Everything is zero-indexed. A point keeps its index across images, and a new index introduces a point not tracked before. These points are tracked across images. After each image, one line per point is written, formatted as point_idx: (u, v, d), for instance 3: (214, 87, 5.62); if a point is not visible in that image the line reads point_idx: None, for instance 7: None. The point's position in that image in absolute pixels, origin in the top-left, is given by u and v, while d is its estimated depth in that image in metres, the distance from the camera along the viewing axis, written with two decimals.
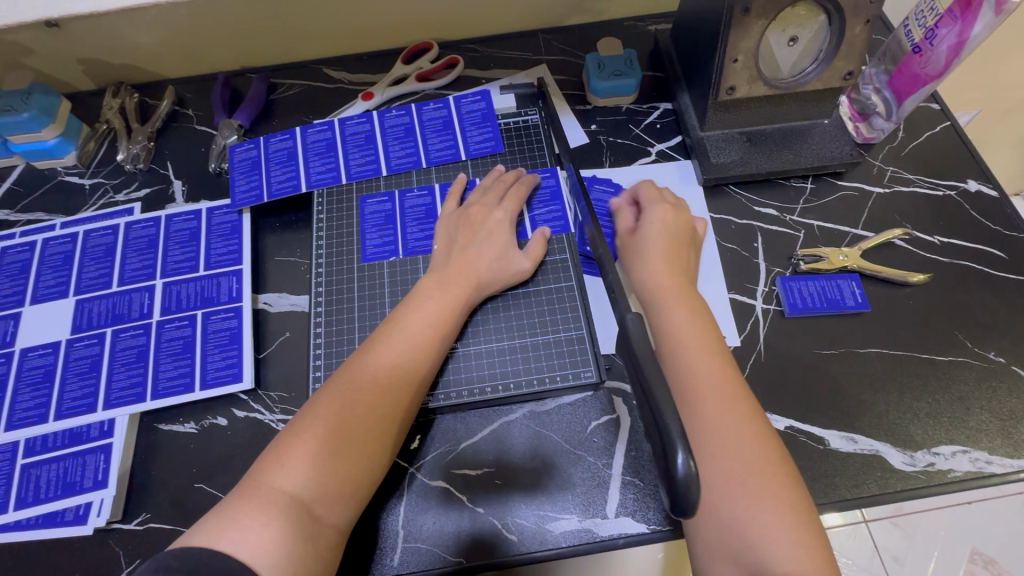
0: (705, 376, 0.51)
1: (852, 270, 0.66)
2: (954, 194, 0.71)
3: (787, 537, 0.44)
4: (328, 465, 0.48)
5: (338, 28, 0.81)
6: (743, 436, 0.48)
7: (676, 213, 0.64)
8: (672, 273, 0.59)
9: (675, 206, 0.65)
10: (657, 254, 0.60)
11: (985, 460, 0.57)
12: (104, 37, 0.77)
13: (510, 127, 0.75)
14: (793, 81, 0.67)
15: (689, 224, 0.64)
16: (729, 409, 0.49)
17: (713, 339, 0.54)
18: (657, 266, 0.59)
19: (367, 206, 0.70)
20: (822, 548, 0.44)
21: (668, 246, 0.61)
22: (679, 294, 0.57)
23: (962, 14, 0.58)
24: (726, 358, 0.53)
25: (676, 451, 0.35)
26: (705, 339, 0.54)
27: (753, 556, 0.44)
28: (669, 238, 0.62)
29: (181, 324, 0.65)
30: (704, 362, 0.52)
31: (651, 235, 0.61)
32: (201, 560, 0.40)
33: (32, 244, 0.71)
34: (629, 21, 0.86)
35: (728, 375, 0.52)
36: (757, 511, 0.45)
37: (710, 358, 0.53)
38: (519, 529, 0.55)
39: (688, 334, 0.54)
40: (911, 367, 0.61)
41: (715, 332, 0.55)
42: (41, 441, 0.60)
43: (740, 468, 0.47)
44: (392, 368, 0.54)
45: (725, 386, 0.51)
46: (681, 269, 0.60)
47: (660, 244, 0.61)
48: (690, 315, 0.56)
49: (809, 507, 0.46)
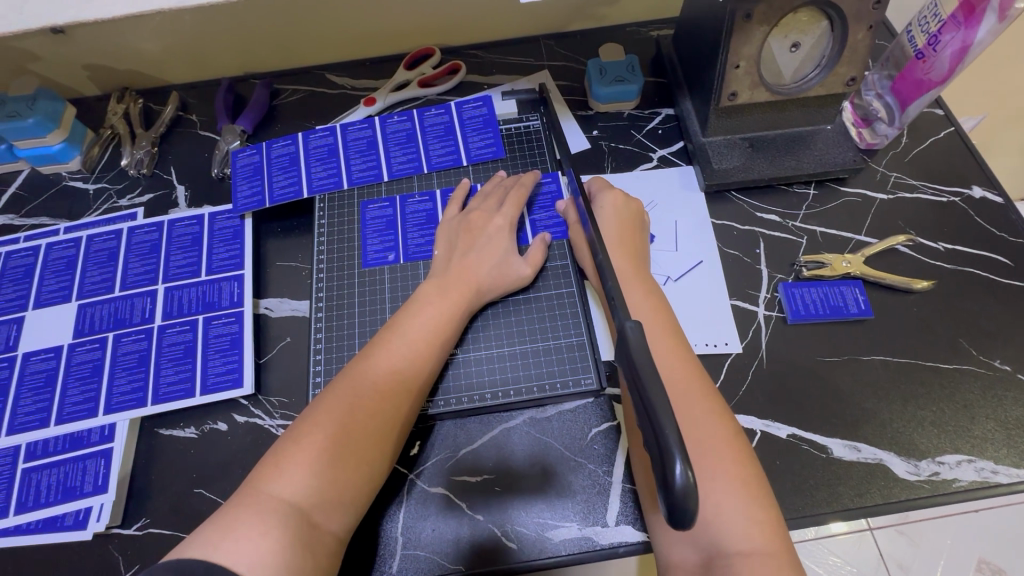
0: (662, 359, 0.52)
1: (855, 277, 0.65)
2: (959, 201, 0.71)
3: (742, 515, 0.45)
4: (327, 473, 0.47)
5: (341, 34, 0.82)
6: (699, 416, 0.49)
7: (626, 199, 0.65)
8: (625, 255, 0.60)
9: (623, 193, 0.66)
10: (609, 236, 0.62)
11: (991, 470, 0.56)
12: (109, 43, 0.77)
13: (512, 132, 0.75)
14: (795, 87, 0.66)
15: (639, 210, 0.65)
16: (686, 389, 0.50)
17: (666, 320, 0.55)
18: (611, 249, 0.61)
19: (368, 211, 0.71)
20: (774, 525, 0.45)
21: (621, 229, 0.62)
22: (630, 275, 0.59)
23: (965, 20, 0.57)
24: (681, 341, 0.54)
25: (675, 461, 0.35)
26: (658, 320, 0.55)
27: (710, 537, 0.45)
28: (621, 221, 0.63)
29: (182, 328, 0.65)
30: (659, 343, 0.53)
31: (605, 218, 0.62)
32: (196, 568, 0.40)
33: (36, 248, 0.71)
34: (632, 26, 0.86)
35: (684, 357, 0.53)
36: (714, 490, 0.46)
37: (666, 340, 0.54)
38: (519, 537, 0.55)
39: (642, 315, 0.55)
40: (915, 375, 0.61)
41: (668, 313, 0.56)
42: (42, 445, 0.60)
43: (696, 448, 0.47)
44: (392, 374, 0.53)
45: (680, 368, 0.52)
46: (633, 250, 0.61)
47: (612, 228, 0.62)
48: (644, 296, 0.57)
49: (763, 484, 0.47)
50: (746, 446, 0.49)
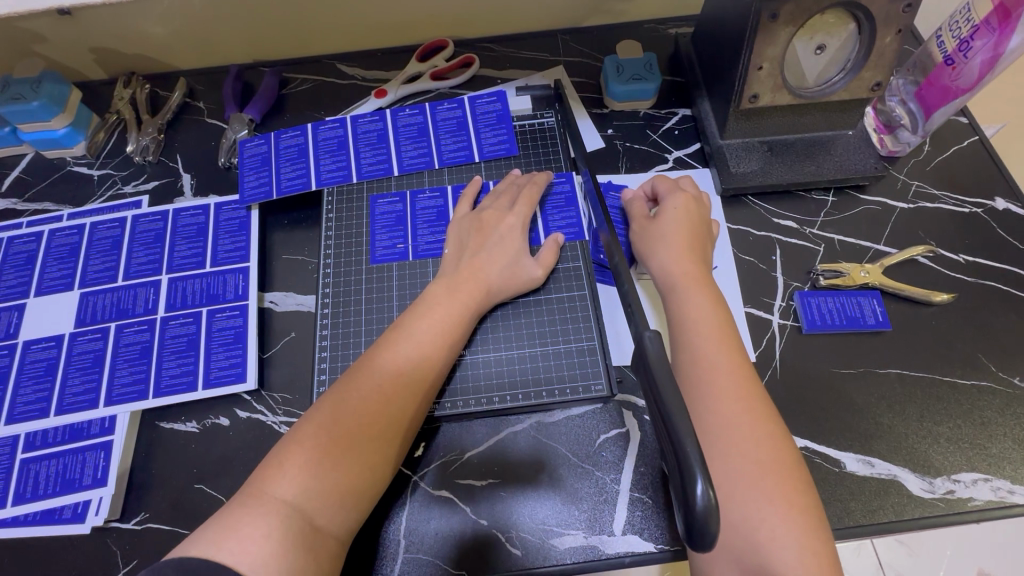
0: (722, 373, 0.51)
1: (873, 288, 0.64)
2: (981, 212, 0.69)
3: (795, 540, 0.43)
4: (330, 476, 0.47)
5: (353, 24, 0.80)
6: (757, 445, 0.47)
7: (697, 202, 0.63)
8: (693, 261, 0.58)
9: (697, 197, 0.64)
10: (678, 240, 0.59)
11: (1007, 490, 0.55)
12: (116, 26, 0.76)
13: (525, 129, 0.74)
14: (819, 90, 0.64)
15: (707, 216, 0.63)
16: (746, 409, 0.49)
17: (727, 333, 0.53)
18: (679, 254, 0.59)
19: (378, 206, 0.69)
20: (828, 552, 0.44)
21: (690, 232, 0.60)
22: (699, 281, 0.57)
23: (1000, 26, 0.56)
24: (739, 357, 0.52)
25: (697, 480, 0.34)
26: (717, 330, 0.53)
27: (760, 559, 0.43)
28: (692, 227, 0.61)
29: (186, 321, 0.64)
30: (719, 356, 0.52)
31: (676, 220, 0.61)
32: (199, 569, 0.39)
33: (38, 234, 0.70)
34: (651, 23, 0.84)
35: (745, 374, 0.51)
36: (766, 511, 0.45)
37: (730, 354, 0.52)
38: (523, 544, 0.54)
39: (706, 325, 0.54)
40: (931, 390, 0.59)
41: (734, 327, 0.54)
42: (41, 436, 0.59)
43: (749, 465, 0.46)
44: (397, 375, 0.52)
45: (741, 388, 0.50)
46: (703, 258, 0.59)
47: (683, 234, 0.60)
48: (712, 305, 0.55)
49: (818, 511, 0.46)
50: (793, 471, 0.47)
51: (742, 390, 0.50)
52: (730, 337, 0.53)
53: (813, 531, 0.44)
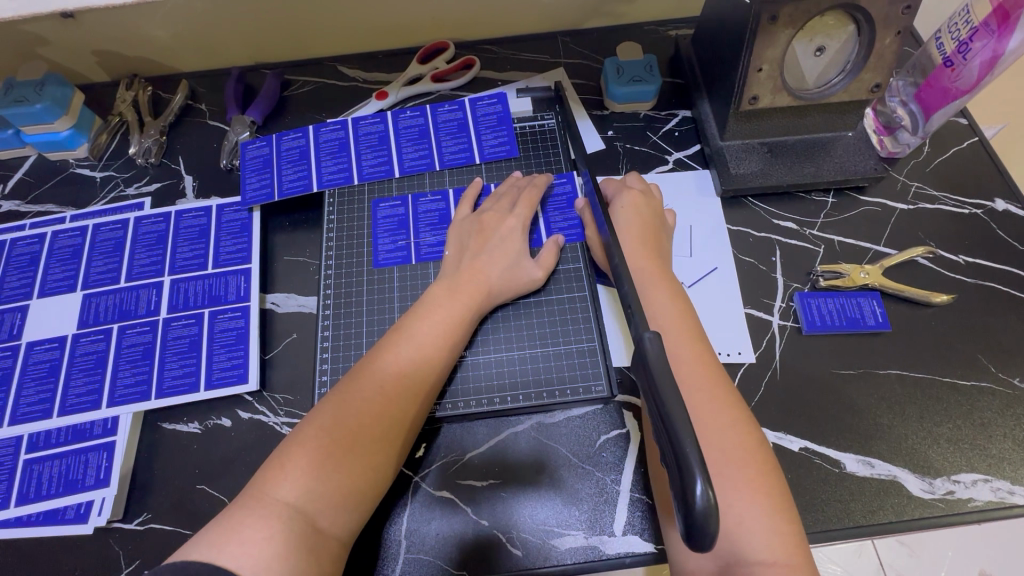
0: (683, 361, 0.51)
1: (873, 289, 0.64)
2: (981, 213, 0.69)
3: (763, 526, 0.44)
4: (332, 478, 0.47)
5: (355, 26, 0.81)
6: (724, 434, 0.48)
7: (647, 198, 0.64)
8: (648, 254, 0.59)
9: (646, 192, 0.65)
10: (631, 236, 0.61)
11: (1007, 490, 0.55)
12: (120, 29, 0.76)
13: (526, 131, 0.74)
14: (819, 92, 0.65)
15: (659, 211, 0.64)
16: (710, 398, 0.49)
17: (691, 326, 0.54)
18: (635, 248, 0.60)
19: (380, 210, 0.69)
20: (796, 537, 0.44)
21: (642, 228, 0.61)
22: (655, 274, 0.58)
23: (999, 28, 0.56)
24: (704, 349, 0.53)
25: (696, 481, 0.34)
26: (680, 322, 0.54)
27: (729, 546, 0.44)
28: (643, 222, 0.62)
29: (188, 322, 0.64)
30: (679, 346, 0.52)
31: (625, 218, 0.62)
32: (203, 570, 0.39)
33: (42, 236, 0.71)
34: (651, 25, 0.84)
35: (706, 363, 0.52)
36: (732, 496, 0.45)
37: (689, 343, 0.53)
38: (524, 544, 0.54)
39: (666, 316, 0.54)
40: (932, 391, 0.60)
41: (692, 317, 0.55)
42: (45, 437, 0.59)
43: (716, 452, 0.47)
44: (399, 377, 0.53)
45: (703, 376, 0.51)
46: (658, 252, 0.60)
47: (635, 230, 0.61)
48: (670, 298, 0.56)
49: (785, 495, 0.46)
50: (765, 458, 0.48)
51: (704, 378, 0.50)
52: (693, 330, 0.54)
53: (779, 515, 0.45)
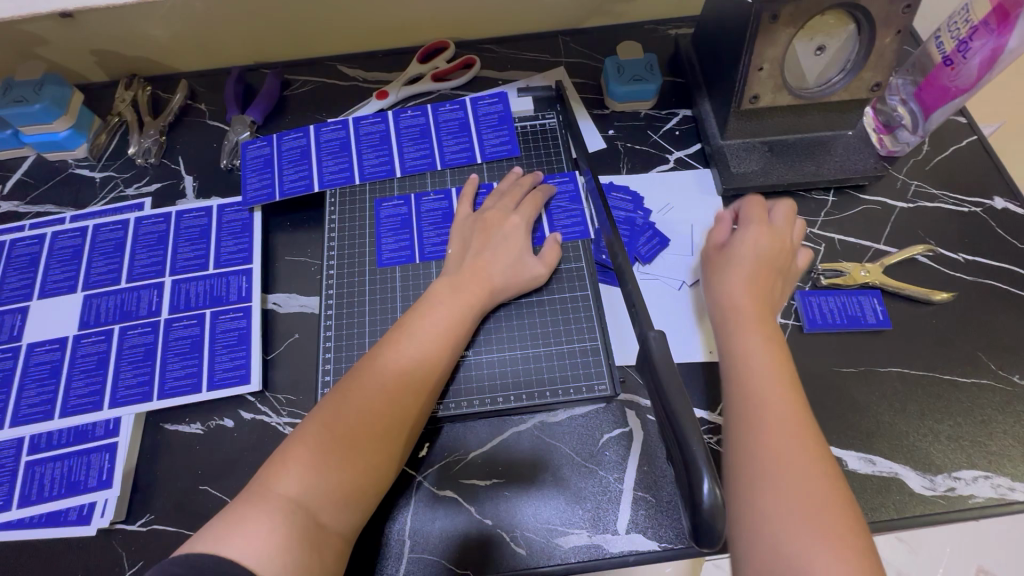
0: (773, 406, 0.47)
1: (873, 287, 0.64)
2: (980, 211, 0.70)
3: None
4: (336, 474, 0.47)
5: (354, 25, 0.80)
6: (803, 490, 0.42)
7: (778, 236, 0.58)
8: (753, 293, 0.54)
9: (779, 230, 0.59)
10: (740, 270, 0.56)
11: (1008, 487, 0.55)
12: (118, 29, 0.76)
13: (527, 130, 0.74)
14: (819, 90, 0.65)
15: (787, 250, 0.58)
16: (799, 448, 0.44)
17: (787, 375, 0.49)
18: (739, 284, 0.55)
19: (385, 214, 0.69)
20: None
21: (757, 265, 0.56)
22: (756, 316, 0.53)
23: (998, 27, 0.56)
24: (796, 399, 0.47)
25: (703, 478, 0.34)
26: (775, 366, 0.49)
27: None
28: (763, 259, 0.56)
29: (190, 322, 0.64)
30: (773, 390, 0.48)
31: (743, 253, 0.57)
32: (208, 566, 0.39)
33: (41, 237, 0.70)
34: (651, 24, 0.84)
35: (800, 410, 0.47)
36: (814, 552, 0.40)
37: (783, 388, 0.48)
38: (528, 543, 0.55)
39: (759, 357, 0.50)
40: (933, 388, 0.60)
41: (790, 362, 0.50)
42: (46, 438, 0.59)
43: (799, 505, 0.42)
44: (402, 375, 0.53)
45: (795, 424, 0.46)
46: (767, 294, 0.55)
47: (747, 265, 0.56)
48: (767, 340, 0.51)
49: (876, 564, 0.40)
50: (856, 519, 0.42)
51: (795, 425, 0.46)
52: (788, 378, 0.49)
53: None
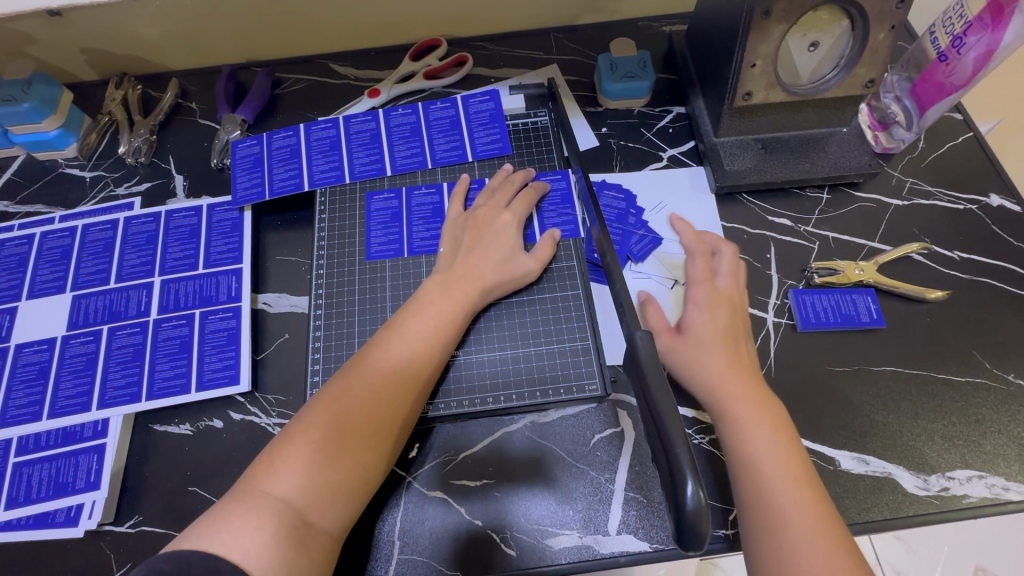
0: (796, 517, 0.45)
1: (867, 285, 0.64)
2: (976, 208, 0.69)
3: None
4: (323, 473, 0.47)
5: (346, 23, 0.80)
6: None
7: (731, 303, 0.57)
8: (745, 378, 0.52)
9: (728, 292, 0.58)
10: (725, 358, 0.53)
11: (1002, 487, 0.55)
12: (108, 27, 0.75)
13: (518, 128, 0.73)
14: (813, 87, 0.64)
15: (739, 312, 0.57)
16: (827, 560, 0.43)
17: (801, 465, 0.48)
18: (726, 371, 0.53)
19: (375, 211, 0.68)
20: None
21: (730, 344, 0.54)
22: (752, 403, 0.51)
23: (993, 22, 0.55)
24: (815, 491, 0.47)
25: (686, 479, 0.34)
26: (790, 469, 0.47)
27: None
28: (730, 336, 0.55)
29: (179, 323, 0.64)
30: (791, 498, 0.46)
31: (711, 334, 0.55)
32: (194, 565, 0.39)
33: (30, 237, 0.70)
34: (644, 21, 0.84)
35: (824, 517, 0.45)
36: None
37: (803, 493, 0.46)
38: (519, 544, 0.54)
39: (770, 462, 0.48)
40: (926, 387, 0.59)
41: (804, 459, 0.49)
42: (34, 439, 0.59)
43: None
44: (391, 375, 0.52)
45: (824, 535, 0.44)
46: (751, 374, 0.53)
47: (723, 347, 0.54)
48: (775, 438, 0.49)
49: None
50: None
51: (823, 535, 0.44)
52: (803, 469, 0.48)
53: None
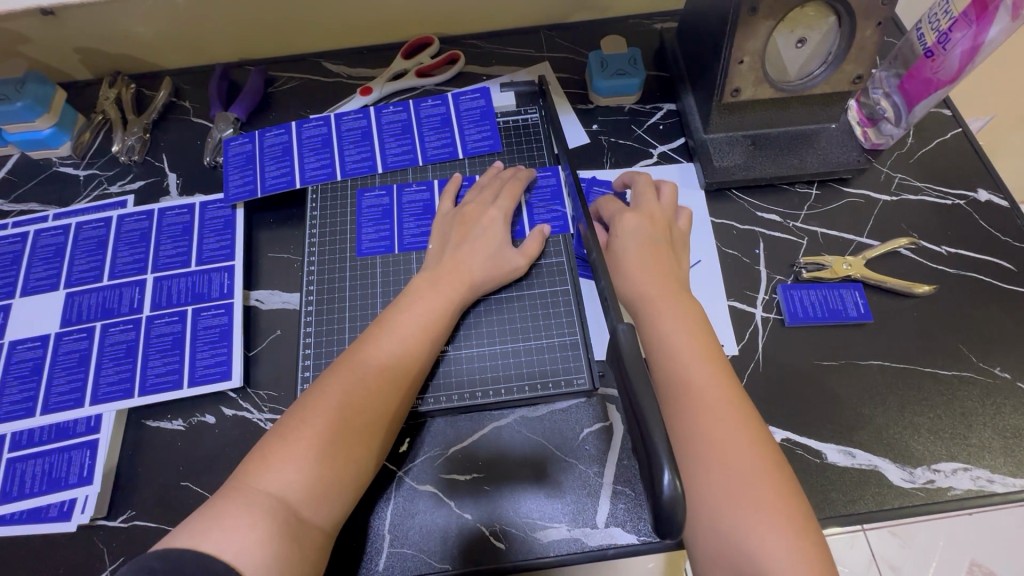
0: (698, 387, 0.49)
1: (855, 280, 0.64)
2: (964, 204, 0.69)
3: (789, 551, 0.42)
4: (313, 469, 0.47)
5: (338, 22, 0.80)
6: (741, 454, 0.45)
7: (651, 215, 0.61)
8: (657, 272, 0.56)
9: (647, 205, 0.61)
10: (641, 259, 0.57)
11: (987, 479, 0.55)
12: (101, 27, 0.76)
13: (509, 125, 0.74)
14: (801, 83, 0.65)
15: (660, 221, 0.61)
16: (723, 419, 0.47)
17: (706, 343, 0.52)
18: (641, 270, 0.56)
19: (366, 207, 0.69)
20: (822, 557, 0.42)
21: (644, 248, 0.58)
22: (661, 295, 0.54)
23: (977, 18, 0.56)
24: (718, 365, 0.50)
25: (663, 470, 0.35)
26: (695, 347, 0.51)
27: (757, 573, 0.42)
28: (645, 241, 0.59)
29: (172, 319, 0.64)
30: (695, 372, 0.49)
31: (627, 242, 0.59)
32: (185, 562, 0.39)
33: (24, 235, 0.70)
34: (635, 18, 0.84)
35: (724, 385, 0.49)
36: (753, 522, 0.43)
37: (707, 368, 0.50)
38: (508, 537, 0.55)
39: (677, 341, 0.51)
40: (913, 381, 0.60)
41: (708, 338, 0.52)
42: (28, 435, 0.59)
43: (733, 478, 0.44)
44: (380, 370, 0.53)
45: (724, 401, 0.48)
46: (665, 268, 0.57)
47: (638, 250, 0.58)
48: (680, 318, 0.53)
49: (808, 515, 0.44)
50: (787, 481, 0.45)
51: (722, 401, 0.48)
52: (707, 348, 0.51)
53: (805, 539, 0.42)
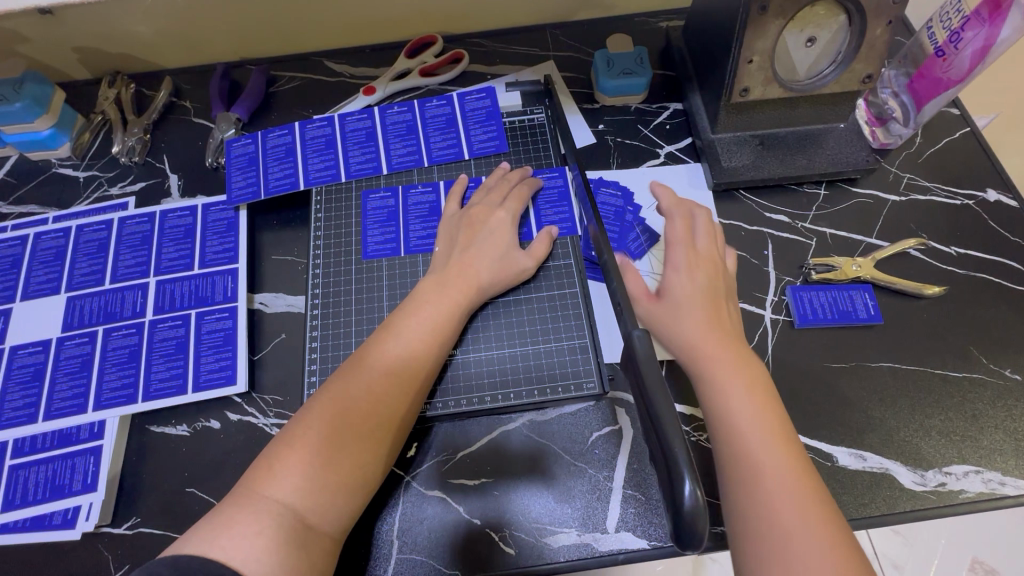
0: (772, 467, 0.45)
1: (865, 281, 0.64)
2: (973, 204, 0.69)
3: None
4: (322, 475, 0.46)
5: (341, 21, 0.79)
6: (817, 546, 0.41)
7: (709, 266, 0.58)
8: (719, 332, 0.53)
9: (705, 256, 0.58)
10: (704, 318, 0.54)
11: (998, 482, 0.55)
12: (99, 26, 0.74)
13: (515, 125, 0.73)
14: (810, 83, 0.64)
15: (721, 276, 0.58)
16: (799, 505, 0.43)
17: (775, 419, 0.48)
18: (701, 329, 0.53)
19: (371, 207, 0.68)
20: None
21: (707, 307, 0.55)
22: (733, 359, 0.51)
23: (990, 17, 0.55)
24: (793, 448, 0.46)
25: (684, 479, 0.34)
26: (767, 425, 0.47)
27: None
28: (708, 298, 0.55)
29: (175, 323, 0.64)
30: (769, 454, 0.45)
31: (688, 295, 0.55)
32: (195, 567, 0.39)
33: (23, 238, 0.69)
34: (641, 17, 0.83)
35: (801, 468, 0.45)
36: None
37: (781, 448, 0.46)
38: (518, 543, 0.54)
39: (746, 418, 0.47)
40: (923, 383, 0.59)
41: (779, 413, 0.49)
42: (30, 442, 0.58)
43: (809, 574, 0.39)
44: (387, 374, 0.52)
45: (800, 483, 0.44)
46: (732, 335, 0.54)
47: (702, 308, 0.55)
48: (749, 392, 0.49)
49: None
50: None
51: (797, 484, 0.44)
52: (778, 424, 0.48)
53: None
